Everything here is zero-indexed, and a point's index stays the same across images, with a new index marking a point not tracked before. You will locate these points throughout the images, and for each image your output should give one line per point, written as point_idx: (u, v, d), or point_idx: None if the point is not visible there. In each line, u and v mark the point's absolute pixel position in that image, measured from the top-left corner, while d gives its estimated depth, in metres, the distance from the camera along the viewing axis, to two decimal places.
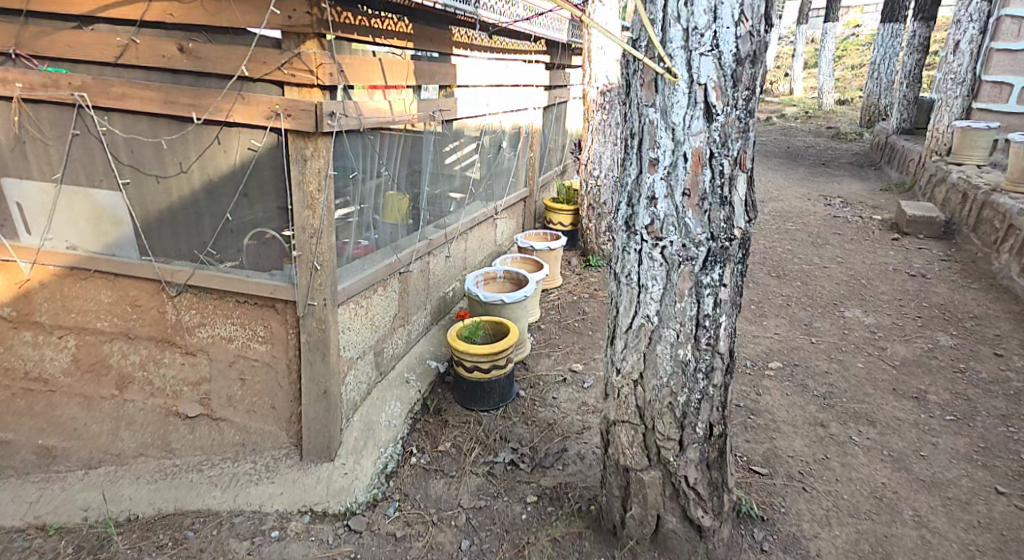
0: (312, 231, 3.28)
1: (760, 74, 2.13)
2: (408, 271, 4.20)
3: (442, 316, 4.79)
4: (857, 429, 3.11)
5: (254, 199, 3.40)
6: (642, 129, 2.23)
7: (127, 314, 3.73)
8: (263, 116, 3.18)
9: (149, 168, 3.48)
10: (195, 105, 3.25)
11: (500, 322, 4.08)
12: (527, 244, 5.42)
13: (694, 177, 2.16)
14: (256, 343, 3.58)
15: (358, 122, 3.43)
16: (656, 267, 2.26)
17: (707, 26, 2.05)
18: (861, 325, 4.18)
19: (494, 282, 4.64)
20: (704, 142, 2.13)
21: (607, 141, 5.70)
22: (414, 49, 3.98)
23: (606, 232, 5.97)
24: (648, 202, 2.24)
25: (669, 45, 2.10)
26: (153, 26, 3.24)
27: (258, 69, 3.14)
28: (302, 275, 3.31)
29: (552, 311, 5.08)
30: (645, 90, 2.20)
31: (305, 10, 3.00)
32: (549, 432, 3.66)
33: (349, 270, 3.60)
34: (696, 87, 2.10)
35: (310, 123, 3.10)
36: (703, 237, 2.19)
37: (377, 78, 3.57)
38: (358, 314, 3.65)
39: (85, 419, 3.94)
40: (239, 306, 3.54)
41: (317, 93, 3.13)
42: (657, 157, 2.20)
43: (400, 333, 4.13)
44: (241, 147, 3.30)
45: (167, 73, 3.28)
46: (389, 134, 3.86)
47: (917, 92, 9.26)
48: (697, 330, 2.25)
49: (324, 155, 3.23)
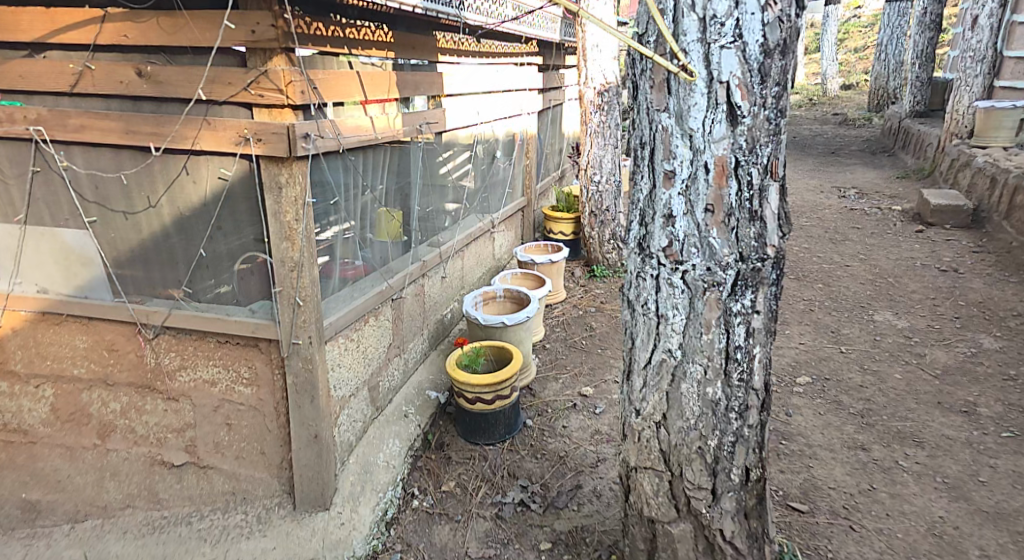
0: (292, 264, 3.01)
1: (791, 68, 1.88)
2: (401, 296, 3.92)
3: (442, 341, 4.52)
4: (903, 452, 2.80)
5: (228, 231, 3.13)
6: (654, 137, 1.98)
7: (104, 359, 3.45)
8: (231, 142, 2.91)
9: (115, 204, 3.22)
10: (159, 134, 2.99)
11: (503, 347, 3.81)
12: (527, 258, 5.12)
13: (717, 190, 1.90)
14: (240, 385, 3.29)
15: (337, 142, 3.16)
16: (677, 294, 1.99)
17: (727, 14, 1.80)
18: (894, 330, 3.87)
19: (494, 301, 4.35)
20: (729, 149, 1.87)
21: (607, 144, 5.45)
22: (396, 59, 3.71)
23: (610, 240, 5.69)
24: (665, 220, 1.98)
25: (683, 40, 1.86)
26: (109, 50, 2.98)
27: (223, 90, 2.87)
28: (285, 311, 3.03)
29: (559, 329, 4.78)
30: (655, 93, 1.96)
31: (269, 23, 2.72)
32: (561, 466, 3.37)
33: (336, 302, 3.33)
34: (717, 85, 1.85)
35: (282, 147, 2.84)
36: (731, 258, 1.92)
37: (356, 94, 3.30)
38: (347, 349, 3.37)
39: (68, 471, 3.64)
40: (220, 346, 3.26)
41: (289, 114, 2.86)
42: (674, 169, 1.95)
43: (396, 364, 3.86)
44: (212, 175, 3.03)
45: (127, 100, 3.02)
46: (374, 152, 3.58)
47: (929, 74, 8.91)
48: (727, 364, 1.97)
49: (300, 181, 2.96)
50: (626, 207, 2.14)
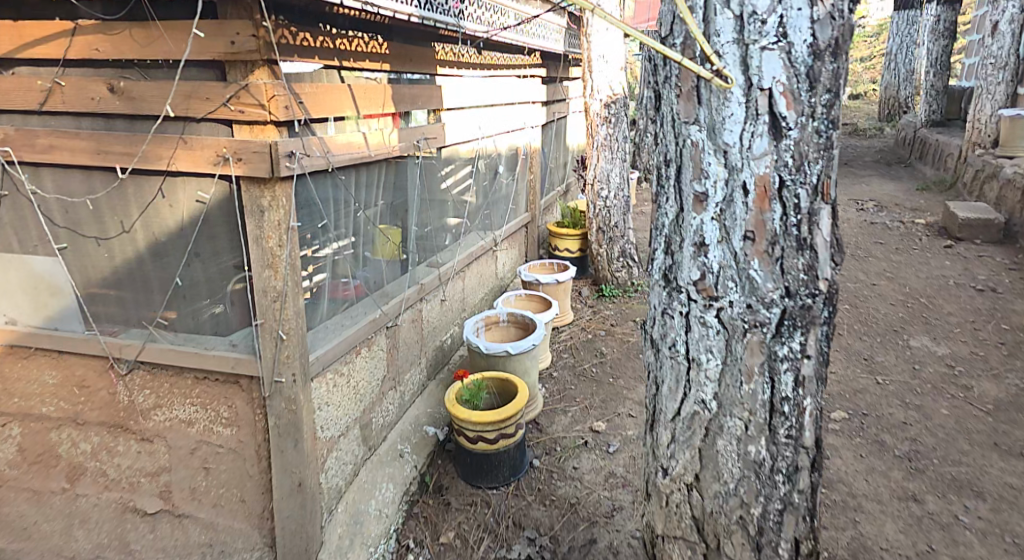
0: (275, 294, 2.69)
1: (844, 70, 1.55)
2: (396, 324, 3.62)
3: (441, 369, 4.22)
4: (962, 505, 2.52)
5: (207, 258, 2.80)
6: (682, 154, 1.69)
7: (74, 397, 3.13)
8: (208, 162, 2.57)
9: (86, 228, 2.91)
10: (131, 154, 2.66)
11: (505, 379, 3.52)
12: (532, 278, 4.81)
13: (759, 215, 1.60)
14: (219, 426, 2.99)
15: (325, 161, 2.84)
16: (711, 336, 1.70)
17: (769, 10, 1.49)
18: (934, 358, 3.61)
19: (497, 327, 4.05)
20: (772, 168, 1.57)
21: (615, 157, 5.17)
22: (392, 72, 3.43)
23: (620, 257, 5.37)
24: (695, 250, 1.69)
25: (715, 41, 1.55)
26: (81, 65, 2.64)
27: (199, 106, 2.52)
28: (266, 347, 2.73)
29: (566, 355, 4.47)
30: (683, 103, 1.66)
31: (250, 33, 2.38)
32: (572, 515, 3.06)
33: (324, 333, 3.03)
34: (758, 93, 1.53)
35: (264, 167, 2.51)
36: (776, 295, 1.62)
37: (348, 108, 3.00)
38: (337, 386, 3.07)
39: (34, 517, 3.28)
40: (198, 383, 2.95)
41: (272, 131, 2.53)
42: (705, 190, 1.65)
43: (391, 398, 3.56)
44: (188, 196, 2.70)
45: (98, 117, 2.68)
46: (367, 170, 3.28)
47: (944, 82, 8.63)
48: (771, 419, 1.68)
49: (284, 204, 2.63)
50: (649, 232, 1.86)
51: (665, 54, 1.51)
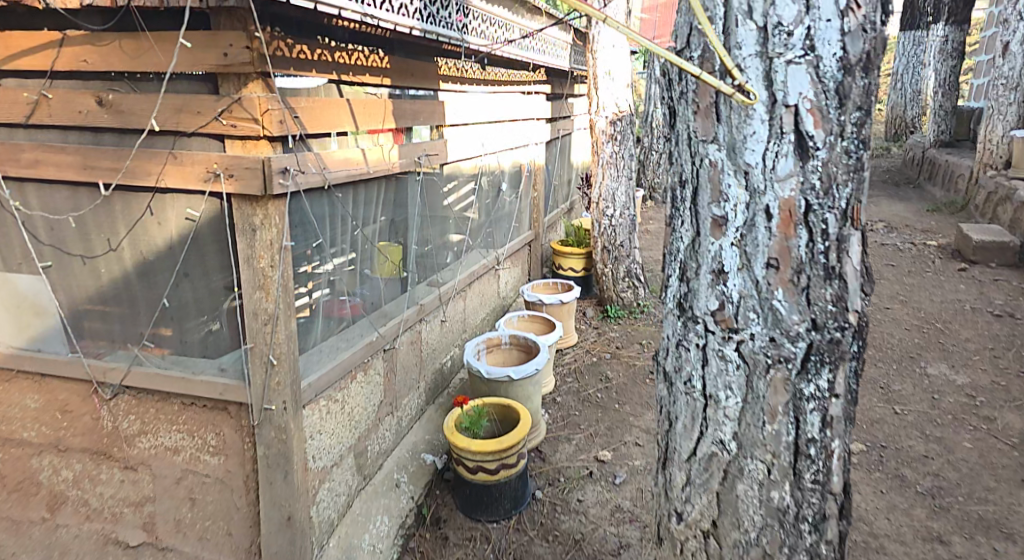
0: (266, 317, 2.57)
1: (876, 86, 1.43)
2: (394, 347, 3.48)
3: (440, 392, 4.09)
4: (992, 548, 2.37)
5: (196, 278, 2.68)
6: (698, 174, 1.57)
7: (56, 423, 3.00)
8: (198, 178, 2.46)
9: (72, 246, 2.80)
10: (119, 169, 2.55)
11: (507, 407, 3.39)
12: (535, 298, 4.67)
13: (783, 241, 1.48)
14: (206, 455, 2.85)
15: (322, 178, 2.72)
16: (731, 371, 1.58)
17: (795, 20, 1.38)
18: (952, 387, 3.48)
19: (499, 350, 3.91)
20: (798, 191, 1.44)
21: (620, 176, 5.07)
22: (393, 87, 3.33)
23: (625, 278, 5.25)
24: (713, 278, 1.57)
25: (737, 54, 1.43)
26: (69, 77, 2.54)
27: (190, 120, 2.42)
28: (256, 372, 2.61)
29: (570, 379, 4.33)
30: (700, 120, 1.54)
31: (243, 45, 2.27)
32: (576, 552, 2.91)
33: (318, 358, 2.90)
34: (783, 111, 1.42)
35: (256, 184, 2.39)
36: (802, 328, 1.49)
37: (346, 123, 2.89)
38: (330, 413, 2.94)
39: (12, 547, 3.13)
40: (185, 410, 2.82)
41: (265, 147, 2.41)
42: (725, 214, 1.53)
43: (388, 424, 3.42)
44: (178, 214, 2.59)
45: (86, 131, 2.58)
46: (366, 187, 3.17)
47: (953, 103, 8.54)
48: (796, 463, 1.55)
49: (277, 222, 2.51)
50: (662, 257, 1.75)
51: (683, 68, 1.39)
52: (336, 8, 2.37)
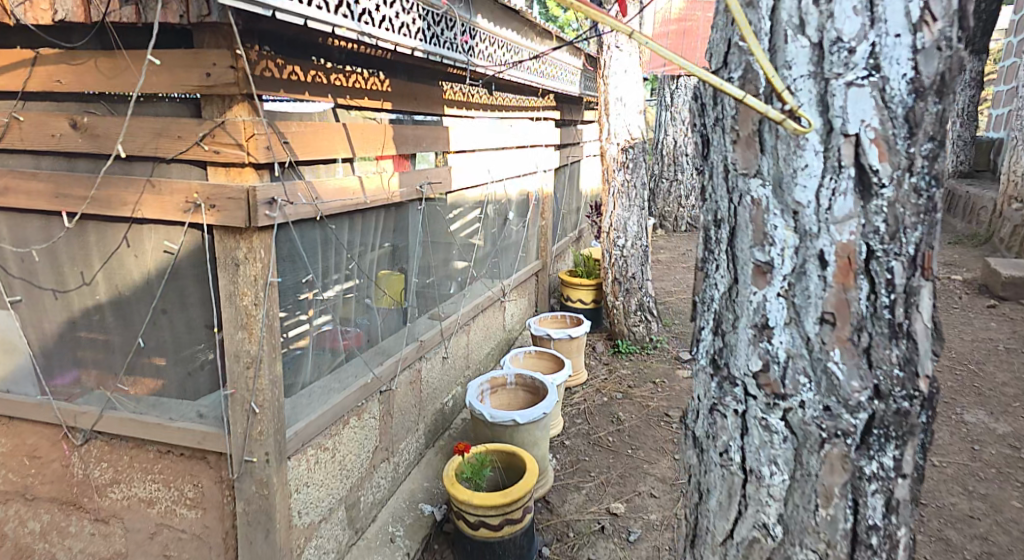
0: (248, 360, 2.34)
1: (952, 113, 1.20)
2: (391, 387, 3.25)
3: (441, 434, 3.85)
4: None
5: (175, 316, 2.47)
6: (737, 213, 1.35)
7: (23, 469, 2.77)
8: (178, 208, 2.26)
9: (43, 281, 2.60)
10: (94, 199, 2.36)
11: (511, 454, 3.15)
12: (542, 332, 4.43)
13: (840, 294, 1.25)
14: (183, 508, 2.61)
15: (313, 208, 2.51)
16: (777, 443, 1.35)
17: (857, 36, 1.16)
18: (994, 437, 3.28)
19: (503, 390, 3.66)
20: (859, 235, 1.22)
21: (632, 205, 4.87)
22: (393, 111, 3.14)
23: (637, 311, 5.01)
24: (754, 334, 1.35)
25: (786, 74, 1.22)
26: (41, 99, 2.35)
27: (170, 146, 2.22)
28: (237, 420, 2.39)
29: (580, 421, 4.08)
30: (740, 150, 1.32)
31: (227, 64, 2.07)
32: None
33: (307, 402, 2.67)
34: (841, 141, 1.20)
35: (239, 215, 2.18)
36: (863, 396, 1.27)
37: (341, 149, 2.69)
38: (319, 462, 2.70)
39: None
40: (160, 458, 2.59)
41: (250, 174, 2.21)
42: (770, 260, 1.31)
43: (383, 471, 3.20)
44: (156, 246, 2.38)
45: (60, 157, 2.39)
46: (364, 217, 2.96)
47: (972, 133, 8.36)
48: (854, 553, 1.33)
49: (262, 256, 2.29)
50: (692, 306, 1.53)
51: (725, 91, 1.19)
52: (330, 25, 2.18)
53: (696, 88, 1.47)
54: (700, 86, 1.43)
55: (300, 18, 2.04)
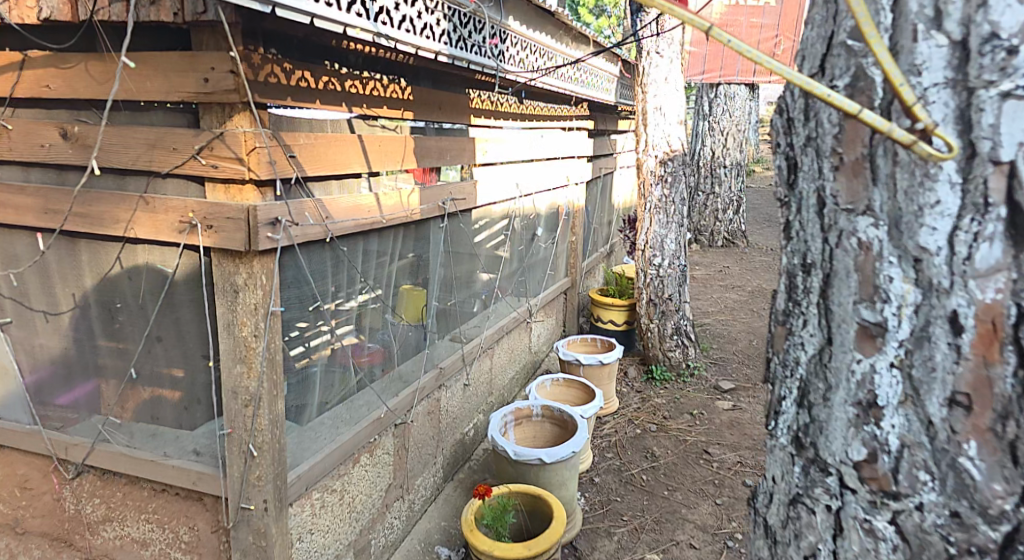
0: (246, 397, 2.07)
1: None
2: (407, 421, 2.97)
3: (461, 467, 3.56)
4: None
5: (171, 345, 2.18)
6: (835, 259, 1.08)
7: (14, 500, 2.50)
8: (172, 228, 2.01)
9: (35, 301, 2.32)
10: (83, 215, 2.10)
11: (537, 498, 2.85)
12: (571, 356, 4.14)
13: (980, 369, 0.94)
14: (177, 552, 2.31)
15: (323, 229, 2.27)
16: (883, 553, 1.06)
17: (1018, 30, 0.88)
18: None
19: (529, 422, 3.38)
20: (1008, 294, 0.91)
21: (669, 222, 4.59)
22: (415, 121, 2.89)
23: (673, 335, 4.69)
24: (857, 415, 1.07)
25: (913, 82, 0.95)
26: (32, 106, 2.12)
27: (164, 159, 1.98)
28: (233, 462, 2.12)
29: (611, 455, 3.77)
30: (843, 179, 1.05)
31: (227, 68, 1.83)
32: None
33: (313, 436, 2.42)
34: (988, 169, 0.91)
35: (238, 237, 1.94)
36: (1008, 504, 0.94)
37: (356, 163, 2.45)
38: (325, 506, 2.45)
39: None
40: (154, 497, 2.28)
41: (251, 193, 1.96)
42: (880, 321, 1.03)
43: (396, 511, 2.93)
44: (149, 267, 2.11)
45: (50, 169, 2.14)
46: (380, 237, 2.71)
47: None
48: None
49: (264, 283, 2.03)
50: (768, 368, 1.26)
51: (842, 108, 0.93)
52: (341, 24, 1.94)
53: (780, 101, 1.20)
54: (787, 98, 1.16)
55: (308, 15, 1.80)
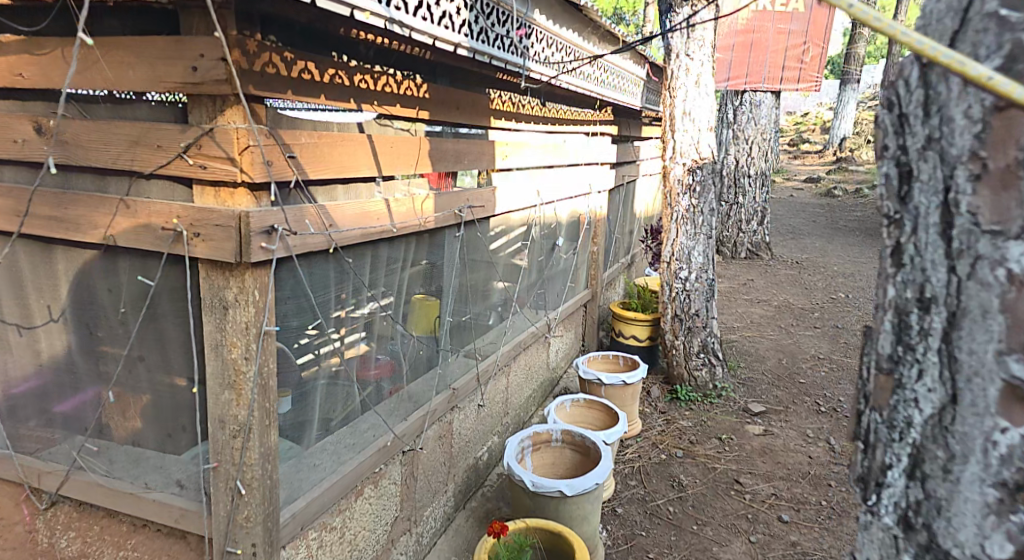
0: (235, 428, 1.84)
1: None
2: (416, 448, 2.74)
3: (472, 494, 3.31)
4: None
5: (155, 365, 1.94)
6: (971, 310, 1.00)
7: None
8: (155, 236, 1.78)
9: (6, 313, 2.08)
10: (58, 219, 1.89)
11: (557, 534, 2.59)
12: (592, 375, 3.89)
13: None
14: None
15: (325, 239, 2.04)
16: None
17: None
18: None
19: (547, 448, 3.12)
20: None
21: (698, 233, 4.32)
22: (431, 122, 2.66)
23: (700, 354, 4.43)
24: (999, 500, 0.98)
25: None
26: (5, 96, 1.89)
27: (148, 159, 1.76)
28: (219, 500, 1.88)
29: (634, 483, 3.51)
30: (987, 194, 0.96)
31: (217, 56, 1.60)
32: None
33: (313, 465, 2.19)
34: None
35: (228, 248, 1.71)
36: None
37: (365, 167, 2.22)
38: (323, 546, 2.21)
39: None
40: (133, 534, 2.01)
41: (244, 197, 1.74)
42: None
43: (403, 546, 2.68)
44: (129, 278, 1.88)
45: (23, 167, 1.92)
46: (390, 248, 2.47)
47: None
48: None
49: (258, 300, 1.80)
50: (861, 424, 1.20)
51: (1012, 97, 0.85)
52: (347, 6, 1.70)
53: (885, 95, 1.13)
54: (899, 91, 1.09)
55: None
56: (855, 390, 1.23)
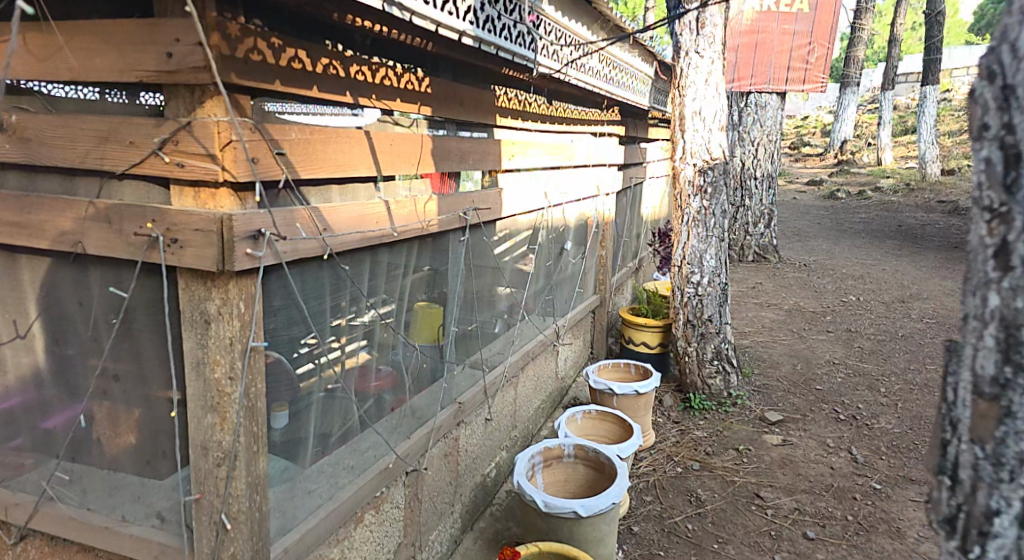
0: (219, 455, 1.65)
1: None
2: (420, 468, 2.55)
3: (479, 513, 3.12)
4: None
5: (131, 385, 1.76)
6: None
7: None
8: (127, 242, 1.60)
9: None
10: (21, 225, 1.71)
11: None
12: (604, 385, 3.70)
13: None
14: None
15: (318, 245, 1.86)
16: None
17: None
18: None
19: (559, 464, 2.94)
20: None
21: (709, 236, 4.14)
22: (433, 119, 2.48)
23: (714, 360, 4.25)
24: None
25: None
26: None
27: (120, 156, 1.58)
28: (201, 535, 1.69)
29: (650, 498, 3.34)
30: None
31: (194, 40, 1.43)
32: None
33: (309, 491, 2.01)
34: None
35: (208, 254, 1.53)
36: None
37: (362, 166, 2.04)
38: None
39: None
40: None
41: (226, 198, 1.56)
42: None
43: None
44: (101, 289, 1.70)
45: None
46: (391, 254, 2.30)
47: None
48: None
49: (243, 312, 1.62)
50: (947, 457, 1.17)
51: None
52: None
53: (983, 64, 1.08)
54: (1003, 57, 1.03)
55: None
56: (936, 416, 1.20)
